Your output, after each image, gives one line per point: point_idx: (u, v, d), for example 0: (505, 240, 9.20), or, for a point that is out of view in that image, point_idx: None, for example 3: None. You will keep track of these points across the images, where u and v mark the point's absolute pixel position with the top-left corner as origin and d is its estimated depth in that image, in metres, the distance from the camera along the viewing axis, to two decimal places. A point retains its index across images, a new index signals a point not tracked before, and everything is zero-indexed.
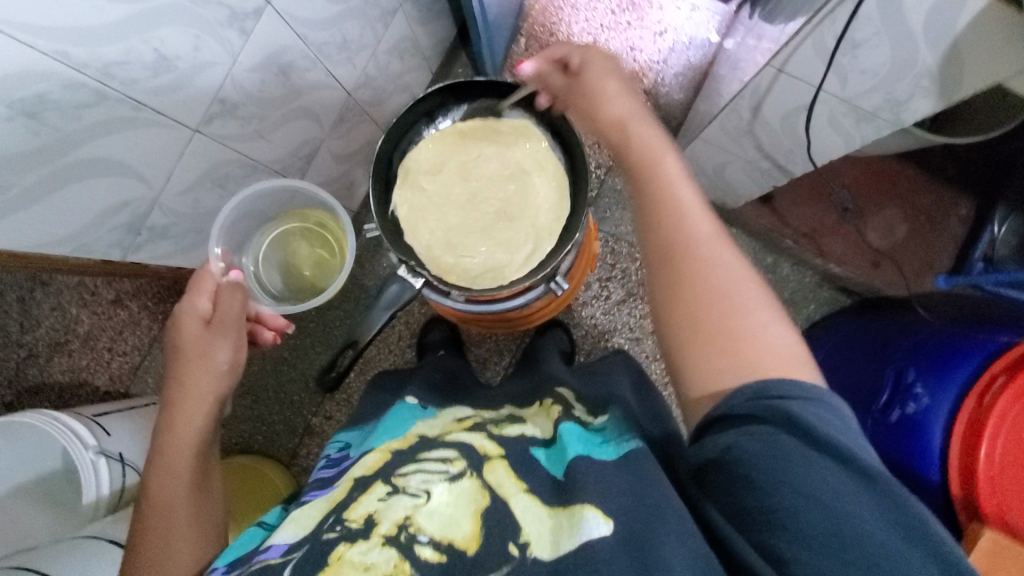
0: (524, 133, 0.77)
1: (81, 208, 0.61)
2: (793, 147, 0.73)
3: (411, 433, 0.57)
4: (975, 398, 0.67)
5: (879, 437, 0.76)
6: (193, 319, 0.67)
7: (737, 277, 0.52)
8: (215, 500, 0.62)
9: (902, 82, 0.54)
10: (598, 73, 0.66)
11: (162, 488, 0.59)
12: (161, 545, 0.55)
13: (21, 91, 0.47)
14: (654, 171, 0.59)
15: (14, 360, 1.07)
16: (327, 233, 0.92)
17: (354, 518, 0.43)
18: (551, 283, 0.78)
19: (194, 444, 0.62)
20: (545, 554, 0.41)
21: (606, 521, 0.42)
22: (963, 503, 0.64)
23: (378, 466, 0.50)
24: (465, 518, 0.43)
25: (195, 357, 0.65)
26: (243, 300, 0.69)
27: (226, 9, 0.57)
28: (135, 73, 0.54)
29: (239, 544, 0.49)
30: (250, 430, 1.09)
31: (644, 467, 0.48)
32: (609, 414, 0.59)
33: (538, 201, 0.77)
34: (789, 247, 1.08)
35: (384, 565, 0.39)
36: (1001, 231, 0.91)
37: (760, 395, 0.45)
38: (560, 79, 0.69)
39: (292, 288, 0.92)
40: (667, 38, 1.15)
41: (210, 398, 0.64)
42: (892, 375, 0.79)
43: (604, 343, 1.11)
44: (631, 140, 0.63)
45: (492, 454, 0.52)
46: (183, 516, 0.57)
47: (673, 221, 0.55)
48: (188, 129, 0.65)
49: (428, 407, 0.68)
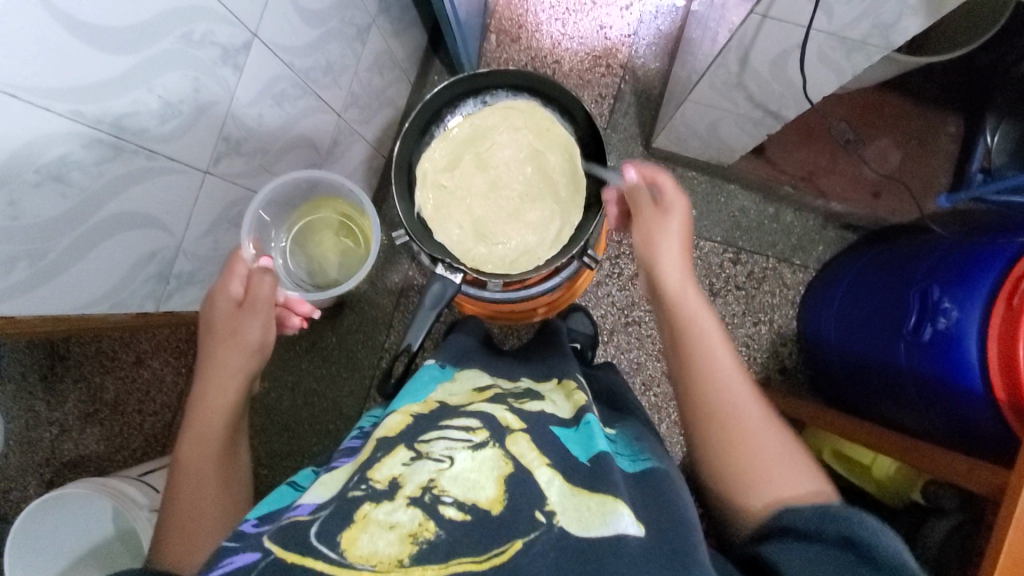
0: (532, 113, 0.83)
1: (114, 265, 0.63)
2: (784, 92, 0.75)
3: (431, 398, 0.59)
4: (1003, 304, 0.66)
5: (915, 359, 0.75)
6: (223, 300, 0.67)
7: (768, 425, 0.56)
8: (240, 463, 0.66)
9: (888, 4, 0.55)
10: (672, 218, 0.69)
11: (195, 453, 0.61)
12: (189, 504, 0.59)
13: (45, 155, 0.49)
14: (693, 317, 0.63)
15: (47, 440, 1.05)
16: (351, 222, 0.93)
17: (379, 479, 0.43)
18: (584, 256, 0.82)
19: (226, 413, 0.64)
20: (572, 527, 0.41)
21: (639, 525, 0.43)
22: (1009, 402, 0.64)
23: (400, 428, 0.52)
24: (489, 482, 0.44)
25: (227, 336, 0.66)
26: (273, 283, 0.68)
27: (218, 47, 0.59)
28: (145, 122, 0.56)
29: (271, 501, 0.49)
30: (292, 466, 1.09)
31: (663, 486, 0.50)
32: (620, 428, 0.63)
33: (552, 176, 0.83)
34: (788, 193, 1.10)
35: (408, 523, 0.39)
36: (995, 140, 0.93)
37: (822, 517, 0.46)
38: (644, 202, 0.70)
39: (320, 276, 0.93)
40: (634, 11, 1.16)
41: (240, 374, 0.65)
42: (917, 297, 0.77)
43: (625, 319, 1.12)
44: (676, 286, 0.66)
45: (513, 427, 0.51)
46: (212, 479, 0.61)
47: (716, 367, 0.59)
48: (200, 171, 0.67)
49: (445, 367, 0.71)
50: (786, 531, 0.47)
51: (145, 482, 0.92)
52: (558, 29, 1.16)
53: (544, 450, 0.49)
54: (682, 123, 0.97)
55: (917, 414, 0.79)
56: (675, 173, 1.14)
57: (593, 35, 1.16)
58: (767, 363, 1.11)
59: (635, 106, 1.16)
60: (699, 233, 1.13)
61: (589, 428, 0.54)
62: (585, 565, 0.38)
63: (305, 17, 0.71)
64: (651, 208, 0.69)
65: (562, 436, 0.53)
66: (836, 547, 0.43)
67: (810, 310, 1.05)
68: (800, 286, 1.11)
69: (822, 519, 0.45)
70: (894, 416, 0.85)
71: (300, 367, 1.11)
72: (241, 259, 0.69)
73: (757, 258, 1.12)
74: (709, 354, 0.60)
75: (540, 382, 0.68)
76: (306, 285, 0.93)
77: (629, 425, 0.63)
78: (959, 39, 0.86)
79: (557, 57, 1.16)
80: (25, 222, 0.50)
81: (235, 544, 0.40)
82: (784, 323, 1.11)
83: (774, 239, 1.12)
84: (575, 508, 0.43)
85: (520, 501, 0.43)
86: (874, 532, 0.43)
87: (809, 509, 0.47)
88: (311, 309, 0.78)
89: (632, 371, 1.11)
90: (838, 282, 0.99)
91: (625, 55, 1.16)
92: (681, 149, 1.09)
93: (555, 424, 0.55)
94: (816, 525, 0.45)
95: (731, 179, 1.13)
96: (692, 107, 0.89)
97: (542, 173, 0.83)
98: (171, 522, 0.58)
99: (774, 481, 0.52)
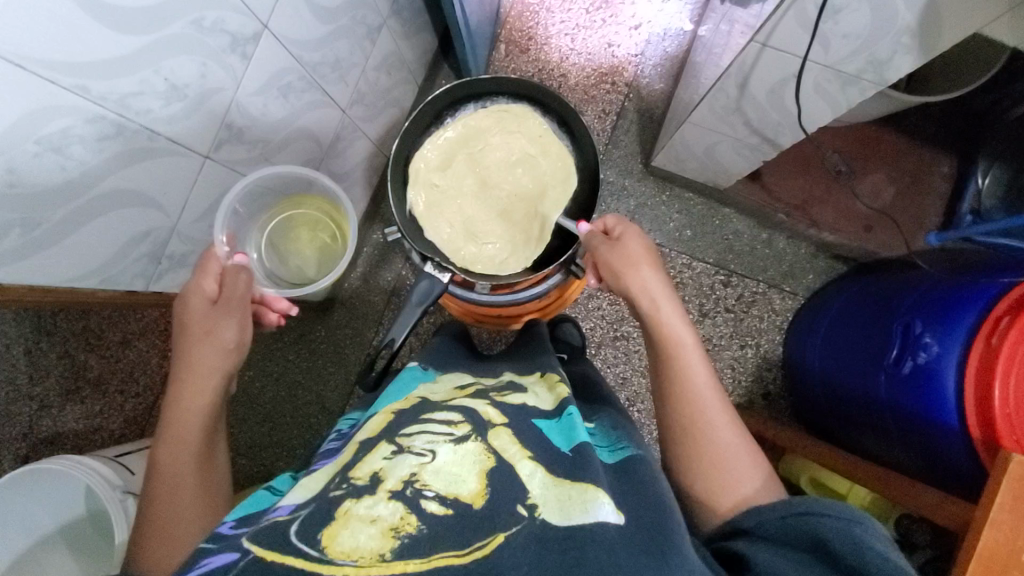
0: (524, 116, 0.84)
1: (108, 242, 0.64)
2: (781, 120, 0.76)
3: (413, 395, 0.59)
4: (983, 341, 0.67)
5: (896, 392, 0.76)
6: (197, 299, 0.66)
7: (739, 442, 0.57)
8: (219, 463, 0.65)
9: (883, 41, 0.57)
10: (632, 244, 0.69)
11: (174, 457, 0.61)
12: (168, 502, 0.59)
13: (46, 127, 0.49)
14: (675, 344, 0.63)
15: (25, 415, 1.04)
16: (328, 221, 0.94)
17: (360, 476, 0.43)
18: (572, 265, 0.84)
19: (204, 415, 0.63)
20: (553, 518, 0.42)
21: (618, 513, 0.43)
22: (983, 441, 0.65)
23: (382, 427, 0.52)
24: (470, 476, 0.44)
25: (200, 335, 0.65)
26: (249, 281, 0.68)
27: (228, 35, 0.60)
28: (150, 102, 0.56)
29: (245, 506, 0.49)
30: (272, 456, 1.08)
31: (640, 471, 0.50)
32: (598, 420, 0.63)
33: (539, 175, 0.84)
34: (781, 220, 1.12)
35: (390, 517, 0.39)
36: (985, 183, 0.95)
37: (787, 511, 0.47)
38: (597, 243, 0.71)
39: (296, 273, 0.94)
40: (643, 32, 1.18)
41: (218, 374, 0.64)
42: (900, 330, 0.78)
43: (615, 333, 1.13)
44: (655, 315, 0.65)
45: (496, 422, 0.52)
46: (192, 482, 0.61)
47: (690, 386, 0.60)
48: (200, 156, 0.68)
49: (427, 368, 0.71)
50: (749, 531, 0.49)
51: (122, 463, 0.92)
52: (567, 44, 1.18)
53: (527, 444, 0.49)
54: (680, 144, 0.98)
55: (895, 444, 0.80)
56: (672, 193, 1.16)
57: (600, 52, 1.18)
58: (751, 387, 1.12)
59: (636, 124, 1.17)
60: (692, 253, 1.15)
61: (571, 419, 0.55)
62: (565, 554, 0.39)
63: (317, 13, 0.72)
64: (606, 246, 0.69)
65: (545, 428, 0.54)
66: (799, 535, 0.45)
67: (796, 335, 1.06)
68: (788, 312, 1.13)
69: (794, 516, 0.46)
70: (869, 443, 0.87)
71: (286, 358, 1.11)
72: (214, 255, 0.68)
73: (749, 282, 1.14)
74: (686, 377, 0.61)
75: (524, 376, 0.69)
76: (279, 281, 0.93)
77: (606, 416, 0.63)
78: (963, 80, 0.87)
79: (563, 70, 1.18)
80: (21, 190, 0.51)
81: (212, 545, 0.40)
82: (770, 348, 1.12)
83: (766, 265, 1.15)
84: (556, 498, 0.44)
85: (499, 492, 0.43)
86: (840, 525, 0.43)
87: (779, 508, 0.48)
88: (289, 305, 0.78)
89: (617, 385, 1.11)
90: (824, 311, 1.00)
91: (631, 73, 1.18)
92: (679, 169, 1.10)
93: (536, 417, 0.56)
94: (782, 524, 0.47)
95: (726, 203, 1.15)
96: (691, 129, 0.91)
97: (532, 174, 0.84)
98: (151, 526, 0.58)
99: (742, 495, 0.54)
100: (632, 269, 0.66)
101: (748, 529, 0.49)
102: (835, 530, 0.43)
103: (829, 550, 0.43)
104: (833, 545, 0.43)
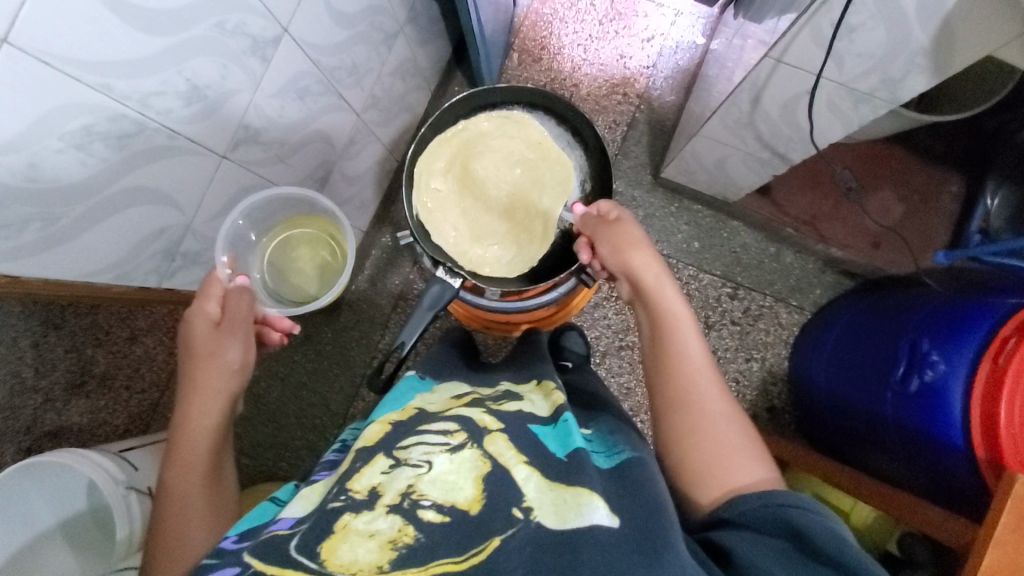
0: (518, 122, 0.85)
1: (125, 238, 0.65)
2: (792, 135, 0.77)
3: (409, 406, 0.59)
4: (990, 360, 0.67)
5: (902, 409, 0.75)
6: (200, 322, 0.67)
7: (726, 417, 0.57)
8: (227, 479, 0.66)
9: (898, 60, 0.57)
10: (629, 227, 0.72)
11: (182, 477, 0.61)
12: (177, 518, 0.59)
13: (69, 125, 0.50)
14: (667, 321, 0.64)
15: (30, 408, 1.03)
16: (330, 240, 0.95)
17: (360, 489, 0.43)
18: (581, 275, 0.83)
19: (210, 435, 0.64)
20: (549, 521, 0.42)
21: (613, 516, 0.43)
22: (990, 462, 0.65)
23: (377, 437, 0.52)
24: (467, 483, 0.44)
25: (204, 356, 0.65)
26: (251, 300, 0.70)
27: (249, 38, 0.61)
28: (171, 103, 0.57)
29: (250, 517, 0.49)
30: (274, 457, 1.09)
31: (637, 475, 0.50)
32: (596, 425, 0.63)
33: (542, 181, 0.85)
34: (789, 235, 1.14)
35: (388, 530, 0.39)
36: (994, 205, 0.95)
37: (770, 502, 0.48)
38: (593, 225, 0.74)
39: (296, 291, 0.95)
40: (655, 44, 1.19)
41: (222, 396, 0.65)
42: (907, 348, 0.78)
43: (619, 342, 1.13)
44: (649, 292, 0.66)
45: (491, 428, 0.52)
46: (201, 499, 0.61)
47: (680, 361, 0.61)
48: (217, 156, 0.69)
49: (425, 378, 0.71)
50: (730, 520, 0.48)
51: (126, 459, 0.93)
52: (579, 54, 1.19)
53: (522, 449, 0.50)
54: (691, 156, 0.99)
55: (900, 461, 0.79)
56: (681, 205, 1.16)
57: (612, 63, 1.19)
58: (755, 401, 1.11)
59: (647, 136, 1.18)
60: (699, 265, 1.15)
61: (567, 425, 0.55)
62: (560, 557, 0.39)
63: (334, 18, 0.73)
64: (604, 227, 0.73)
65: (541, 433, 0.54)
66: (783, 527, 0.46)
67: (801, 351, 1.06)
68: (794, 327, 1.13)
69: (773, 506, 0.47)
70: (874, 455, 0.86)
71: (293, 359, 1.12)
72: (215, 278, 0.70)
73: (755, 295, 1.14)
74: (676, 352, 0.62)
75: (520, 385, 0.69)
76: (280, 301, 0.94)
77: (604, 421, 0.63)
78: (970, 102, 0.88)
79: (575, 80, 1.19)
80: (42, 184, 0.52)
81: (214, 561, 0.41)
82: (775, 362, 1.12)
83: (773, 279, 1.15)
84: (552, 501, 0.44)
85: (498, 498, 0.44)
86: (821, 521, 0.45)
87: (764, 497, 0.48)
88: (290, 326, 0.78)
89: (622, 395, 1.11)
90: (829, 326, 1.01)
91: (643, 85, 1.19)
92: (689, 181, 1.10)
93: (533, 423, 0.56)
94: (762, 515, 0.47)
95: (735, 216, 1.15)
96: (703, 142, 0.91)
97: (531, 175, 0.85)
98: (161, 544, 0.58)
99: (731, 475, 0.53)
100: (627, 249, 0.69)
101: (731, 517, 0.49)
102: (819, 525, 0.45)
103: (814, 542, 0.44)
104: (816, 537, 0.44)
